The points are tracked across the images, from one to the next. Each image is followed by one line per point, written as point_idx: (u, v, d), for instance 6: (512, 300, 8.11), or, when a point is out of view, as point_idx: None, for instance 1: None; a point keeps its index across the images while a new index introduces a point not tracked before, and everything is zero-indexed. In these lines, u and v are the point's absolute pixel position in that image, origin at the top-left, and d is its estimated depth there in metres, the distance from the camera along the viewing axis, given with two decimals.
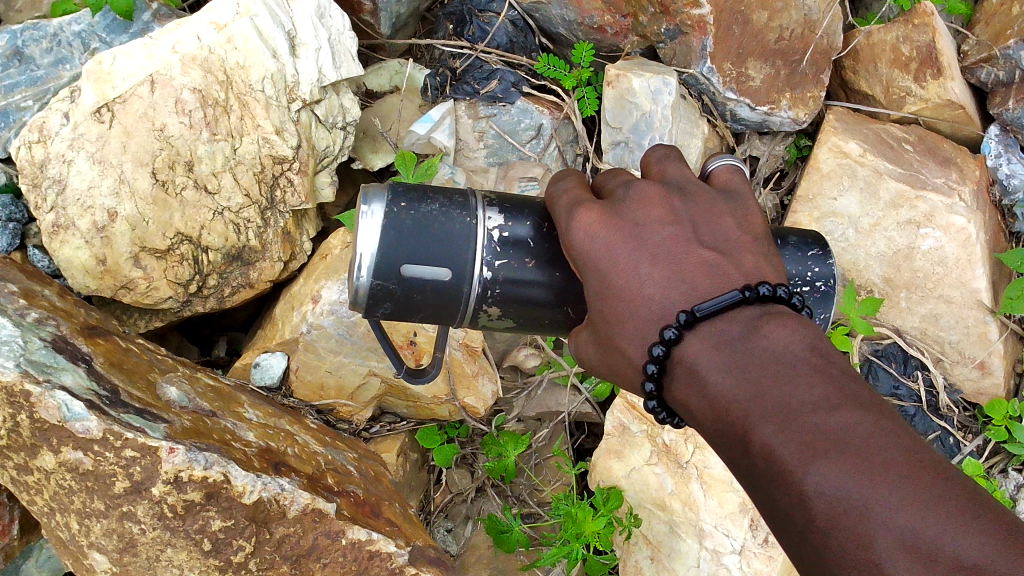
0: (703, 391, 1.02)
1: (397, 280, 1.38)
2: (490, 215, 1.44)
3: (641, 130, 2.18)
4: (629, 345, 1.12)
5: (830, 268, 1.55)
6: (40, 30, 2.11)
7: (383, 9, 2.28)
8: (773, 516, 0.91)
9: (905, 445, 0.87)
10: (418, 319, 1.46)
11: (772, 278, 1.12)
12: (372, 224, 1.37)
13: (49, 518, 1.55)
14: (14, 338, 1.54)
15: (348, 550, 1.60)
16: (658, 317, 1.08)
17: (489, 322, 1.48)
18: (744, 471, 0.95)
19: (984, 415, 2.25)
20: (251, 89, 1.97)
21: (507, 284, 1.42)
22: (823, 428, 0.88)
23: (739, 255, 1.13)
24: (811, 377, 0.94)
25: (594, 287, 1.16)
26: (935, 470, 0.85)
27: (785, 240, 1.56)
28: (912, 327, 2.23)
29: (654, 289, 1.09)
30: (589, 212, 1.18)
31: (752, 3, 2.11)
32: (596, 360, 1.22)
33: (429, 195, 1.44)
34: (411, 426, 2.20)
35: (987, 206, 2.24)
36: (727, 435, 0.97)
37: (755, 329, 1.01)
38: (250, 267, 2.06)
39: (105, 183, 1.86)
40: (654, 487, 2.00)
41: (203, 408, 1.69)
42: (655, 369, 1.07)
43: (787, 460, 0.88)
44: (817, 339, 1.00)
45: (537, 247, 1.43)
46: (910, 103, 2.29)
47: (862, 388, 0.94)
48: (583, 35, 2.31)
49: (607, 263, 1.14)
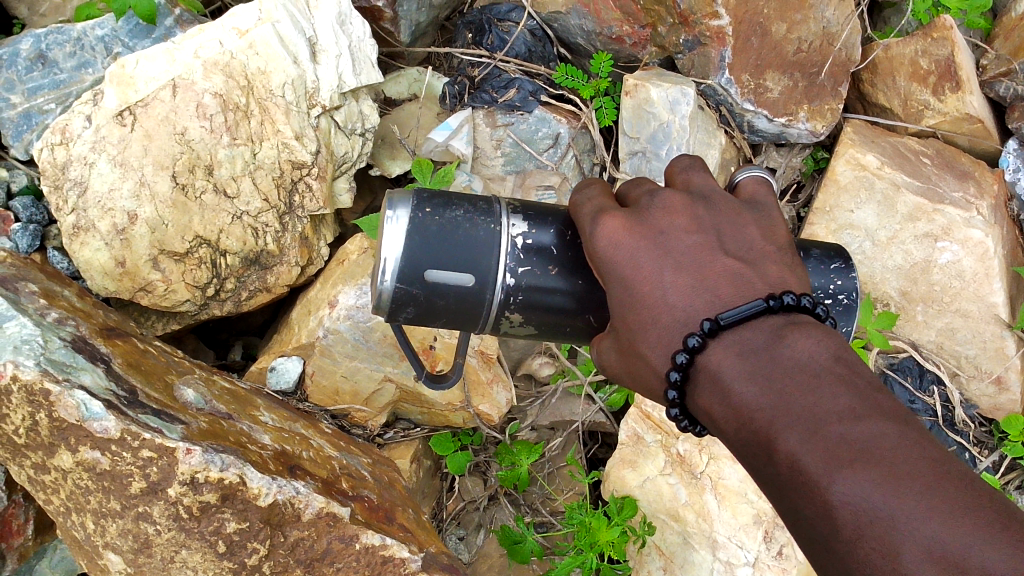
0: (726, 399, 1.01)
1: (420, 285, 1.38)
2: (514, 222, 1.44)
3: (658, 139, 2.19)
4: (651, 353, 1.11)
5: (853, 281, 1.54)
6: (63, 33, 2.13)
7: (404, 17, 2.32)
8: (797, 525, 0.91)
9: (932, 456, 0.86)
10: (439, 324, 1.46)
11: (796, 288, 1.11)
12: (397, 229, 1.38)
13: (64, 518, 1.55)
14: (34, 338, 1.53)
15: (362, 555, 1.60)
16: (682, 325, 1.07)
17: (510, 328, 1.48)
18: (768, 480, 0.95)
19: (1000, 430, 2.24)
20: (272, 95, 1.98)
21: (530, 291, 1.42)
22: (849, 437, 0.88)
23: (762, 265, 1.13)
24: (836, 386, 0.93)
25: (617, 294, 1.15)
26: (962, 481, 0.84)
27: (808, 252, 1.56)
28: (928, 340, 2.22)
29: (677, 298, 1.09)
30: (613, 219, 1.18)
31: (771, 15, 2.12)
32: (618, 367, 1.21)
33: (453, 201, 1.44)
34: (425, 432, 2.20)
35: (1004, 220, 2.23)
36: (751, 444, 0.97)
37: (779, 338, 1.00)
38: (267, 271, 2.07)
39: (126, 185, 1.87)
40: (667, 498, 1.99)
41: (219, 411, 1.69)
42: (678, 377, 1.06)
43: (813, 469, 0.88)
44: (841, 348, 0.99)
45: (559, 254, 1.43)
46: (928, 116, 2.29)
47: (887, 398, 0.94)
48: (601, 45, 2.33)
49: (630, 271, 1.13)
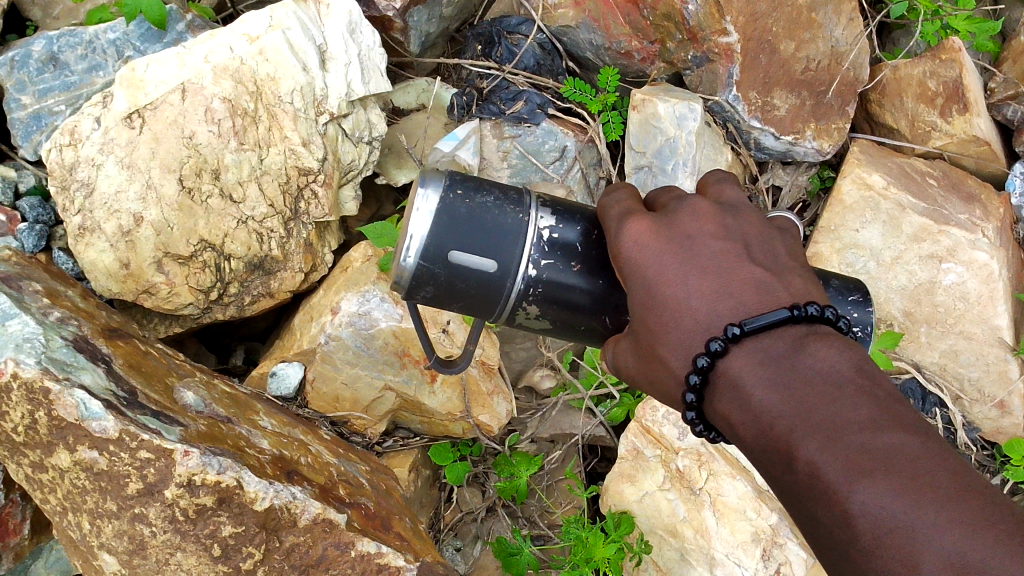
0: (745, 405, 1.00)
1: (443, 265, 1.37)
2: (542, 215, 1.44)
3: (665, 155, 2.19)
4: (672, 357, 1.09)
5: (870, 316, 1.46)
6: (76, 36, 2.14)
7: (414, 28, 2.34)
8: (816, 533, 0.91)
9: (953, 469, 0.86)
10: (455, 308, 1.45)
11: (820, 300, 1.09)
12: (426, 207, 1.37)
13: (60, 518, 1.54)
14: (37, 336, 1.53)
15: (357, 562, 1.58)
16: (703, 330, 1.06)
17: (526, 320, 1.48)
18: (787, 487, 0.94)
19: (1002, 455, 2.22)
20: (281, 101, 1.99)
21: (550, 285, 1.41)
22: (869, 447, 0.88)
23: (788, 276, 1.11)
24: (857, 396, 0.93)
25: (639, 296, 1.13)
26: (983, 494, 0.84)
27: (826, 282, 1.48)
28: (932, 362, 2.20)
29: (700, 301, 1.07)
30: (640, 222, 1.15)
31: (780, 34, 2.13)
32: (635, 369, 1.19)
33: (484, 187, 1.44)
34: (424, 442, 2.20)
35: (1010, 242, 2.24)
36: (771, 451, 0.96)
37: (801, 348, 1.00)
38: (270, 277, 2.07)
39: (133, 188, 1.88)
40: (666, 514, 1.97)
41: (219, 414, 1.69)
42: (698, 381, 1.05)
43: (832, 477, 0.88)
44: (861, 359, 0.99)
45: (584, 252, 1.42)
46: (935, 137, 2.30)
47: (908, 409, 0.93)
48: (610, 59, 2.34)
49: (654, 274, 1.11)
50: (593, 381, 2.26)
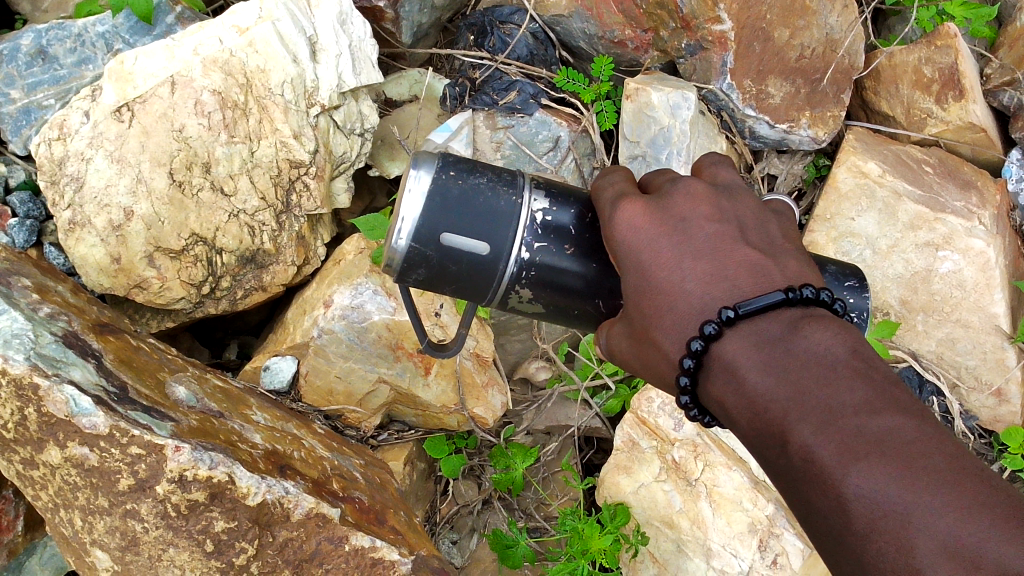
0: (740, 389, 0.99)
1: (435, 247, 1.36)
2: (536, 198, 1.42)
3: (658, 144, 2.18)
4: (666, 340, 1.08)
5: (866, 302, 1.45)
6: (64, 29, 2.12)
7: (405, 18, 2.32)
8: (811, 518, 0.90)
9: (948, 452, 0.84)
10: (448, 292, 1.43)
11: (814, 282, 1.08)
12: (418, 189, 1.36)
13: (52, 514, 1.53)
14: (26, 332, 1.52)
15: (351, 556, 1.58)
16: (698, 312, 1.04)
17: (519, 304, 1.46)
18: (781, 471, 0.93)
19: (999, 443, 2.22)
20: (271, 93, 1.97)
21: (543, 268, 1.40)
22: (864, 430, 0.87)
23: (783, 258, 1.10)
24: (853, 379, 0.91)
25: (633, 279, 1.12)
26: (979, 477, 0.83)
27: (822, 267, 1.47)
28: (929, 350, 2.19)
29: (694, 285, 1.06)
30: (634, 205, 1.14)
31: (774, 21, 2.11)
32: (629, 353, 1.18)
33: (477, 169, 1.42)
34: (419, 435, 2.19)
35: (1007, 229, 2.23)
36: (765, 435, 0.95)
37: (795, 331, 0.98)
38: (263, 270, 2.05)
39: (122, 182, 1.86)
40: (662, 505, 1.97)
41: (211, 409, 1.68)
42: (692, 364, 1.04)
43: (827, 460, 0.87)
44: (858, 342, 0.97)
45: (577, 235, 1.41)
46: (931, 124, 2.29)
47: (904, 392, 0.92)
48: (603, 48, 2.33)
49: (649, 257, 1.10)
50: (589, 372, 2.24)
